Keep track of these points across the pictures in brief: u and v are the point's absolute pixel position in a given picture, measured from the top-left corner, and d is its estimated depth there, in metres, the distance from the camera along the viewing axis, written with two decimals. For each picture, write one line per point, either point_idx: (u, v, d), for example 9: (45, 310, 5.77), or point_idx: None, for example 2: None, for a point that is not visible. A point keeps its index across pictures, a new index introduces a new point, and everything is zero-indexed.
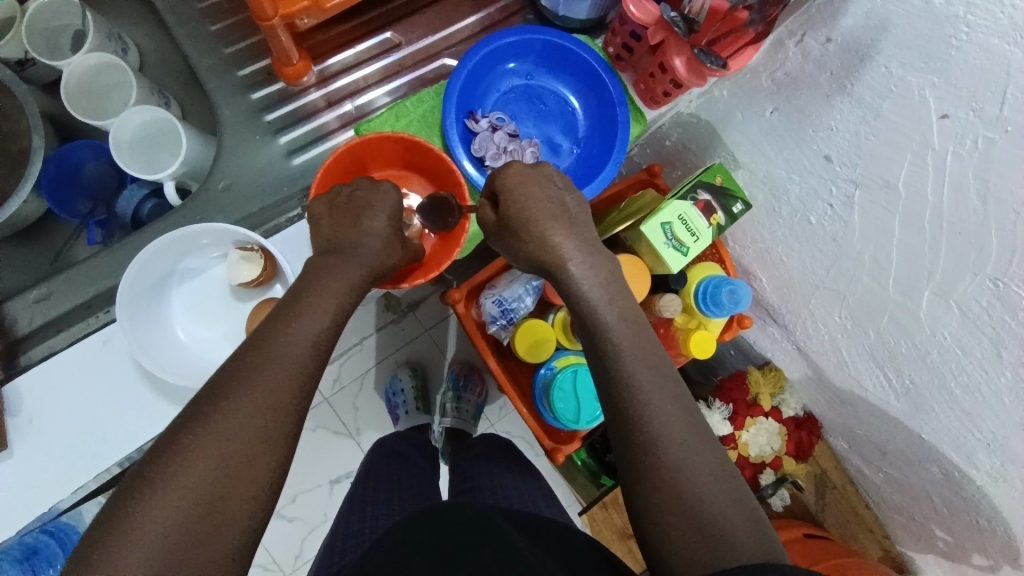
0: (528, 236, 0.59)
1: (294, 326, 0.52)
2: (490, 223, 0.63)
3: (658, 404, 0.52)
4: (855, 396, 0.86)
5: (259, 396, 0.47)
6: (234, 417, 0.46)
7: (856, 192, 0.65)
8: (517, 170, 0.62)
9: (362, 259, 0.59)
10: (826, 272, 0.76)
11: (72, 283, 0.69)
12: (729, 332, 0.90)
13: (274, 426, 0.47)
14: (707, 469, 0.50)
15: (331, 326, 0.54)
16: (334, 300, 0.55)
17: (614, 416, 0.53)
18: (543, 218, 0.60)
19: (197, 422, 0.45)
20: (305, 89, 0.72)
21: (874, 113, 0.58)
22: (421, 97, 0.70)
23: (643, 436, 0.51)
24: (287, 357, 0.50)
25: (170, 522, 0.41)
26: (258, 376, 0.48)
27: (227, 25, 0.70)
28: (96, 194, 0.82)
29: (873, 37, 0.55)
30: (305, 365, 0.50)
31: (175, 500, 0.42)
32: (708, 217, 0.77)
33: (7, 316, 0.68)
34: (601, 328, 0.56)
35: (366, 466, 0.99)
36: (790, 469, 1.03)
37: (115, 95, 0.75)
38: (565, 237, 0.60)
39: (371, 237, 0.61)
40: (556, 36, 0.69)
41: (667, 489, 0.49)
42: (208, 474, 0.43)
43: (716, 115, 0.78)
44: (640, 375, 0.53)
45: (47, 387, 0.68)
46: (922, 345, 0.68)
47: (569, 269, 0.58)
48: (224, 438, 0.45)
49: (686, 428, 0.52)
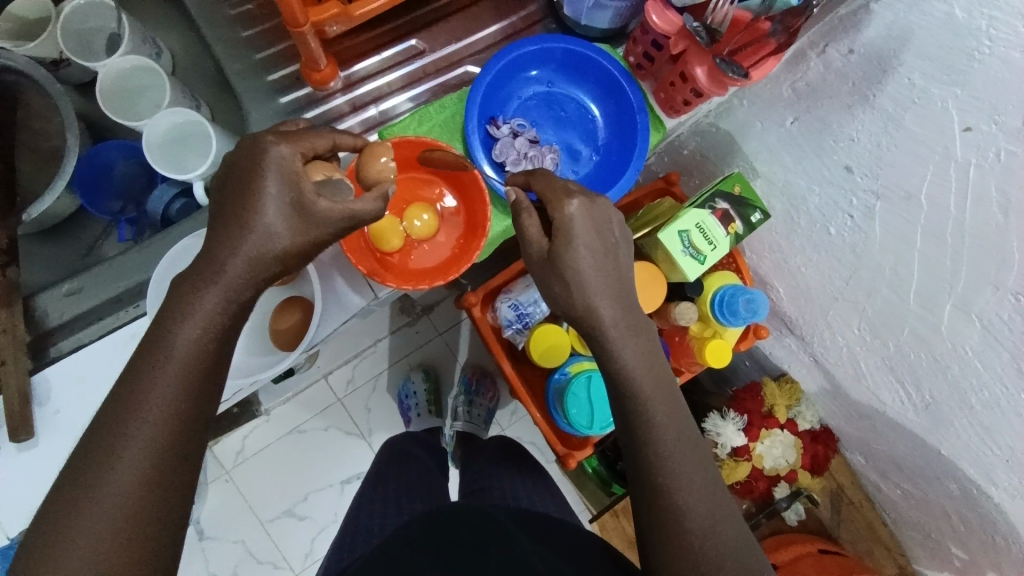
0: (577, 284, 0.57)
1: (161, 360, 0.45)
2: (536, 255, 0.59)
3: (666, 432, 0.55)
4: (873, 410, 0.85)
5: (142, 446, 0.43)
6: (142, 421, 0.44)
7: (877, 203, 0.64)
8: (581, 210, 0.57)
9: (243, 251, 0.48)
10: (844, 283, 0.75)
11: (103, 278, 0.66)
12: (745, 342, 0.90)
13: (165, 471, 0.44)
14: (705, 496, 0.54)
15: (214, 346, 0.47)
16: (212, 317, 0.47)
17: (625, 431, 0.57)
18: (593, 268, 0.57)
19: (80, 486, 0.42)
20: (330, 93, 0.70)
21: (896, 125, 0.58)
22: (443, 104, 0.71)
23: (658, 463, 0.54)
24: (163, 398, 0.45)
25: (100, 530, 0.41)
26: (133, 425, 0.43)
27: (258, 31, 0.70)
28: (126, 193, 0.80)
29: (895, 48, 0.55)
30: (189, 398, 0.46)
31: (99, 510, 0.42)
32: (726, 226, 0.77)
33: (33, 309, 0.64)
34: (609, 351, 0.57)
35: (378, 465, 1.01)
36: (805, 483, 1.01)
37: (146, 98, 0.75)
38: (589, 281, 0.57)
39: (260, 228, 0.49)
40: (577, 45, 0.70)
41: (670, 512, 0.53)
42: (102, 535, 0.41)
43: (735, 124, 0.78)
44: (653, 402, 0.56)
45: (54, 387, 0.63)
46: (942, 358, 0.67)
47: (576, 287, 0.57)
48: (111, 498, 0.42)
49: (696, 462, 0.55)
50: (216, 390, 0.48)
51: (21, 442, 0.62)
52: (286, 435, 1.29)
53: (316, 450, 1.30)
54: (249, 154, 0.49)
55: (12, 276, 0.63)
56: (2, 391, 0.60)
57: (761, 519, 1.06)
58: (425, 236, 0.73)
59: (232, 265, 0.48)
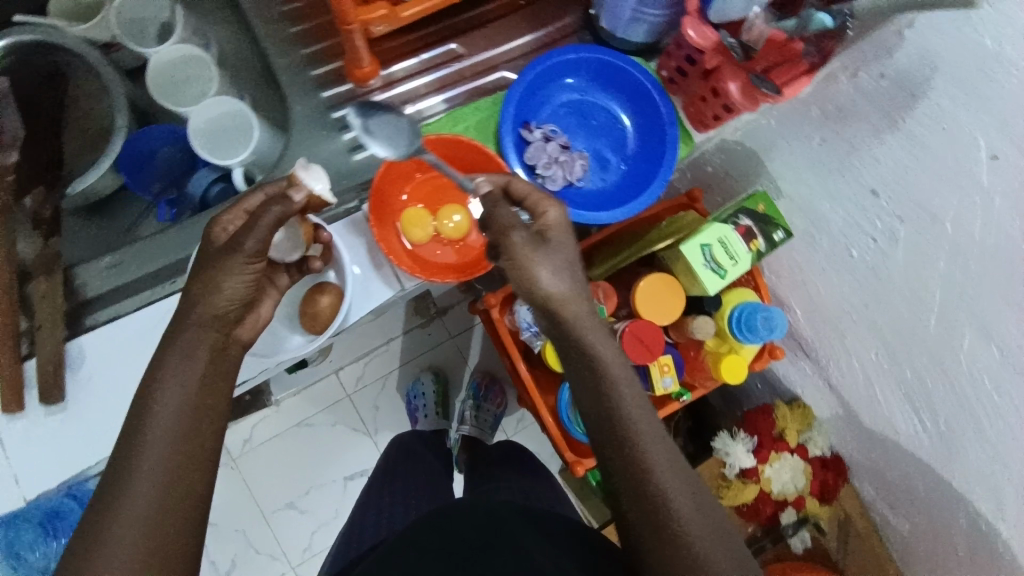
0: (553, 285, 0.56)
1: (156, 400, 0.50)
2: (521, 246, 0.57)
3: (643, 429, 0.56)
4: (887, 438, 0.84)
5: (148, 478, 0.48)
6: (156, 437, 0.49)
7: (900, 227, 0.65)
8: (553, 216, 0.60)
9: (204, 299, 0.52)
10: (864, 306, 0.75)
11: (144, 253, 0.67)
12: (760, 362, 0.89)
13: (174, 497, 0.48)
14: (690, 491, 0.55)
15: (207, 375, 0.52)
16: (195, 357, 0.52)
17: (615, 446, 0.56)
18: (563, 266, 0.57)
19: (96, 524, 0.47)
20: (369, 92, 0.73)
21: (924, 150, 0.59)
22: (478, 106, 0.73)
23: (646, 478, 0.55)
24: (163, 434, 0.49)
25: (130, 534, 0.47)
26: (149, 441, 0.49)
27: (305, 29, 0.72)
28: (169, 177, 0.78)
29: (926, 74, 0.56)
30: (196, 418, 0.51)
31: (129, 516, 0.47)
32: (748, 242, 0.77)
33: (73, 279, 0.66)
34: (586, 346, 0.57)
35: (384, 462, 1.02)
36: (813, 510, 1.00)
37: (193, 88, 0.76)
38: (553, 274, 0.56)
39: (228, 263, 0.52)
40: (612, 57, 0.71)
41: (668, 522, 0.54)
42: (134, 538, 0.47)
43: (761, 144, 0.79)
44: (627, 397, 0.57)
45: (87, 357, 0.65)
46: (960, 386, 0.67)
47: (552, 288, 0.56)
48: (133, 516, 0.47)
49: (677, 472, 0.56)
50: (220, 402, 0.53)
51: (51, 406, 0.64)
52: (294, 426, 1.30)
53: (323, 444, 1.30)
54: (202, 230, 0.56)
55: (55, 246, 0.66)
56: (40, 353, 0.62)
57: (766, 544, 1.05)
58: (457, 236, 0.74)
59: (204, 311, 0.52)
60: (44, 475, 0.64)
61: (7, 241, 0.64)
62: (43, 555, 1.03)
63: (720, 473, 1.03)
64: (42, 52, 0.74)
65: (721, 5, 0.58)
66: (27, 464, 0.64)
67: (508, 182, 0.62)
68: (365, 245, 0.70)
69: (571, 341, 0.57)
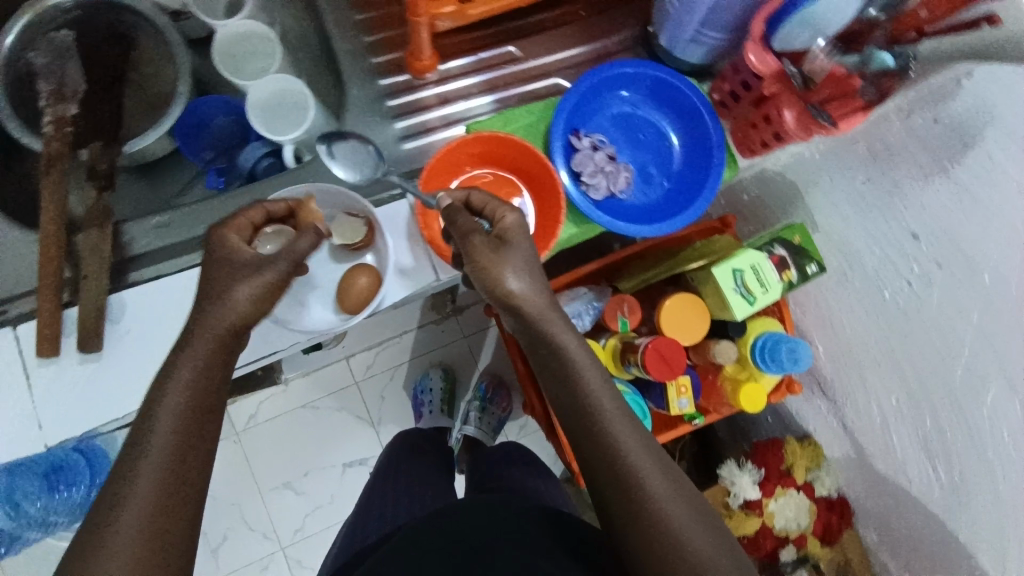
0: (506, 287, 0.58)
1: (160, 406, 0.49)
2: (483, 247, 0.58)
3: (612, 415, 0.57)
4: (896, 485, 0.83)
5: (153, 472, 0.47)
6: (165, 430, 0.49)
7: (937, 272, 0.65)
8: (513, 221, 0.61)
9: (212, 306, 0.53)
10: (890, 350, 0.75)
11: (192, 217, 0.68)
12: (777, 395, 0.89)
13: (175, 500, 0.47)
14: (662, 472, 0.55)
15: (217, 371, 0.52)
16: (204, 364, 0.52)
17: (607, 471, 0.55)
18: (520, 267, 0.58)
19: (95, 531, 0.45)
20: (423, 84, 0.74)
21: (970, 197, 0.59)
22: (530, 108, 0.74)
23: (641, 503, 0.53)
24: (166, 436, 0.49)
25: (137, 528, 0.45)
26: (156, 435, 0.48)
27: (370, 18, 0.75)
28: (220, 146, 0.82)
29: (981, 123, 0.56)
30: (202, 411, 0.51)
31: (134, 510, 0.46)
32: (780, 272, 0.77)
33: (122, 235, 0.68)
34: (550, 336, 0.58)
35: (388, 458, 1.02)
36: (813, 550, 0.99)
37: (254, 62, 0.78)
38: (516, 274, 0.58)
39: (239, 283, 0.53)
40: (668, 75, 0.72)
41: (673, 553, 0.50)
42: (137, 533, 0.45)
43: (802, 177, 0.80)
44: (591, 381, 0.58)
45: (122, 311, 0.67)
46: (980, 439, 0.66)
47: (508, 290, 0.58)
48: (136, 510, 0.46)
49: (680, 497, 0.54)
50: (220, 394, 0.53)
51: (86, 354, 0.65)
52: (299, 408, 1.31)
53: (326, 428, 1.31)
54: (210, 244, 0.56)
55: (106, 201, 0.67)
56: (82, 301, 0.64)
57: None
58: None
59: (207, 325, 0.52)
60: (67, 422, 0.65)
61: (60, 190, 0.65)
62: (41, 507, 1.02)
63: (723, 502, 1.02)
64: (113, 11, 0.76)
65: (785, 33, 0.58)
66: (50, 410, 0.65)
67: (467, 196, 0.64)
68: (405, 231, 0.72)
69: (536, 339, 0.59)
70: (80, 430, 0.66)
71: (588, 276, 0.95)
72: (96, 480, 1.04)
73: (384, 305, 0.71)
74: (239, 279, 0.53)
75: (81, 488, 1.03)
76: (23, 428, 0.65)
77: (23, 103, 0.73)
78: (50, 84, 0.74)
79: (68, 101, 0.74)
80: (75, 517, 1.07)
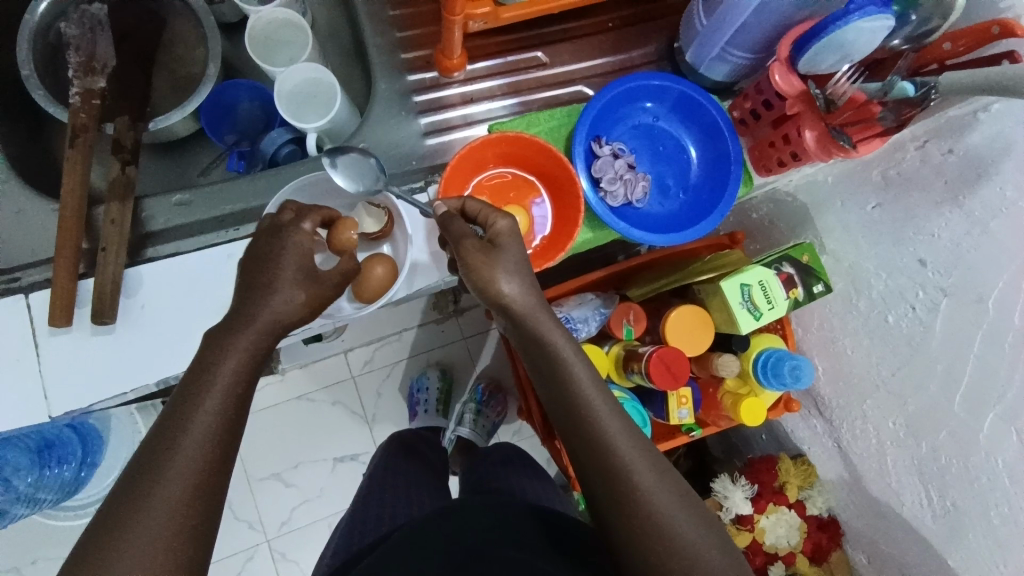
0: (497, 291, 0.59)
1: (191, 423, 0.49)
2: (477, 251, 0.59)
3: (601, 409, 0.57)
4: (889, 509, 0.84)
5: (182, 464, 0.47)
6: (199, 426, 0.49)
7: (944, 300, 0.66)
8: (505, 226, 0.62)
9: (265, 309, 0.54)
10: (892, 374, 0.76)
11: (213, 198, 0.69)
12: (775, 412, 0.91)
13: (194, 505, 0.47)
14: (653, 470, 0.55)
15: (251, 368, 0.53)
16: (237, 370, 0.52)
17: (601, 473, 0.55)
18: (512, 272, 0.59)
19: (110, 539, 0.45)
20: (450, 83, 0.75)
21: (981, 229, 0.61)
22: (552, 113, 0.75)
23: (639, 505, 0.53)
24: (196, 454, 0.48)
25: (162, 519, 0.46)
26: (188, 429, 0.49)
27: (404, 14, 0.76)
28: (243, 129, 0.85)
29: (997, 157, 0.58)
30: (234, 407, 0.51)
31: (161, 500, 0.46)
32: (788, 289, 0.79)
33: (141, 209, 0.68)
34: (541, 336, 0.59)
35: (383, 457, 0.99)
36: (802, 569, 0.98)
37: (286, 50, 0.79)
38: (508, 278, 0.59)
39: (274, 288, 0.55)
40: (692, 90, 0.74)
41: (680, 552, 0.51)
42: (162, 523, 0.46)
43: (816, 199, 0.82)
44: (580, 377, 0.58)
45: (137, 286, 0.67)
46: (975, 468, 0.67)
47: (499, 293, 0.59)
48: (164, 501, 0.46)
49: (680, 502, 0.54)
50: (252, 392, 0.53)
51: (99, 326, 0.66)
52: (295, 399, 1.30)
53: (321, 420, 1.31)
54: (266, 240, 0.58)
55: (130, 174, 0.67)
56: (99, 274, 0.64)
57: None
58: None
59: (260, 322, 0.54)
60: (74, 393, 0.66)
61: (83, 161, 0.66)
62: (32, 482, 0.98)
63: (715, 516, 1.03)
64: None
65: (813, 56, 0.59)
66: (60, 380, 0.66)
67: (463, 204, 0.64)
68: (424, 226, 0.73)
69: (529, 344, 0.60)
70: (84, 402, 0.66)
71: (596, 282, 0.96)
72: (88, 458, 1.04)
73: (395, 297, 0.72)
74: (298, 281, 0.56)
75: (69, 466, 1.03)
76: (30, 396, 0.65)
77: (52, 74, 0.73)
78: (80, 55, 0.73)
79: (96, 74, 0.72)
80: (64, 496, 1.04)
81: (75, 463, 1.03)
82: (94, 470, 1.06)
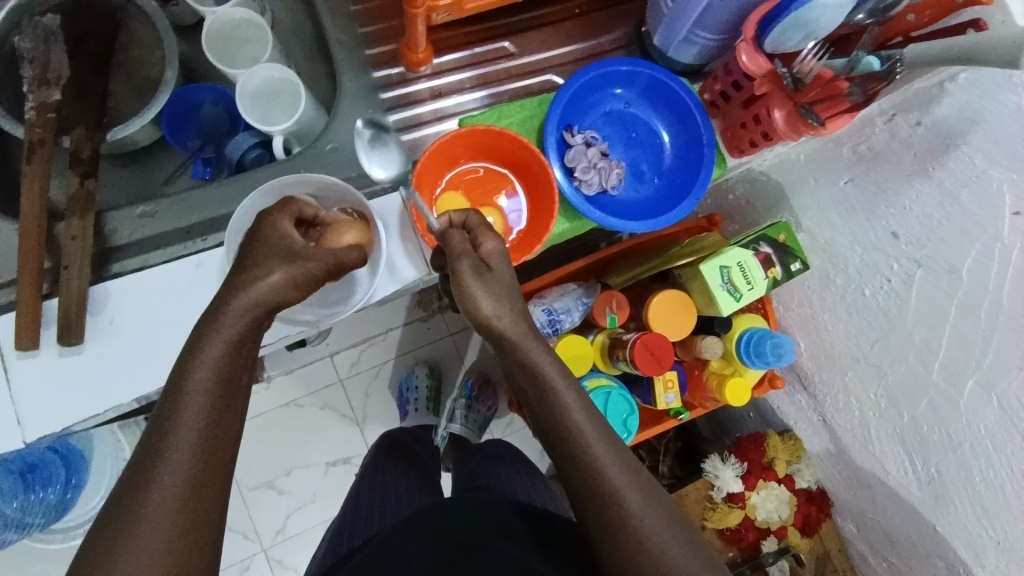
0: (484, 313, 0.59)
1: (172, 437, 0.47)
2: (468, 271, 0.59)
3: (591, 437, 0.57)
4: (875, 478, 0.86)
5: (172, 469, 0.46)
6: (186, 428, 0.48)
7: (917, 271, 0.67)
8: (493, 248, 0.61)
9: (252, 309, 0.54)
10: (870, 346, 0.77)
11: (178, 205, 0.67)
12: (760, 389, 0.92)
13: (191, 508, 0.46)
14: (639, 489, 0.55)
15: (225, 372, 0.51)
16: (222, 368, 0.51)
17: (582, 495, 0.55)
18: (498, 293, 0.60)
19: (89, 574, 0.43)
20: (418, 77, 0.74)
21: (952, 200, 0.61)
22: (523, 104, 0.74)
23: (623, 525, 0.53)
24: (168, 488, 0.46)
25: (158, 528, 0.45)
26: (175, 433, 0.47)
27: (366, 8, 0.75)
28: (207, 133, 0.82)
29: (965, 127, 0.58)
30: (218, 408, 0.50)
31: (155, 508, 0.45)
32: (766, 268, 0.79)
33: (105, 223, 0.66)
34: (528, 362, 0.60)
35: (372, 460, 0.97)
36: (795, 541, 0.99)
37: (246, 51, 0.77)
38: (496, 302, 0.60)
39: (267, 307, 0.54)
40: (662, 74, 0.73)
41: (672, 567, 0.51)
42: (157, 532, 0.45)
43: (789, 177, 0.82)
44: (570, 404, 0.59)
45: (107, 301, 0.66)
46: (956, 435, 0.68)
47: (489, 317, 0.60)
48: (157, 508, 0.45)
49: (667, 523, 0.54)
50: (236, 390, 0.51)
51: (68, 346, 0.64)
52: (282, 406, 1.29)
53: (309, 425, 1.29)
54: (264, 227, 0.57)
55: (91, 188, 0.65)
56: (64, 292, 0.62)
57: (745, 571, 1.01)
58: None
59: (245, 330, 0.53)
60: (47, 416, 0.64)
61: (41, 177, 0.63)
62: (18, 507, 0.96)
63: (707, 495, 1.02)
64: None
65: (778, 35, 0.59)
66: (32, 403, 0.64)
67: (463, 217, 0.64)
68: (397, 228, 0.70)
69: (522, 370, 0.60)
70: (59, 423, 0.64)
71: (577, 272, 0.96)
72: (73, 478, 1.02)
73: (377, 296, 0.70)
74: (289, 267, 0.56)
75: (55, 487, 1.00)
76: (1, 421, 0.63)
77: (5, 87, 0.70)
78: (34, 67, 0.69)
79: (51, 85, 0.69)
80: (52, 518, 1.02)
81: (61, 484, 1.00)
82: (79, 490, 1.03)
